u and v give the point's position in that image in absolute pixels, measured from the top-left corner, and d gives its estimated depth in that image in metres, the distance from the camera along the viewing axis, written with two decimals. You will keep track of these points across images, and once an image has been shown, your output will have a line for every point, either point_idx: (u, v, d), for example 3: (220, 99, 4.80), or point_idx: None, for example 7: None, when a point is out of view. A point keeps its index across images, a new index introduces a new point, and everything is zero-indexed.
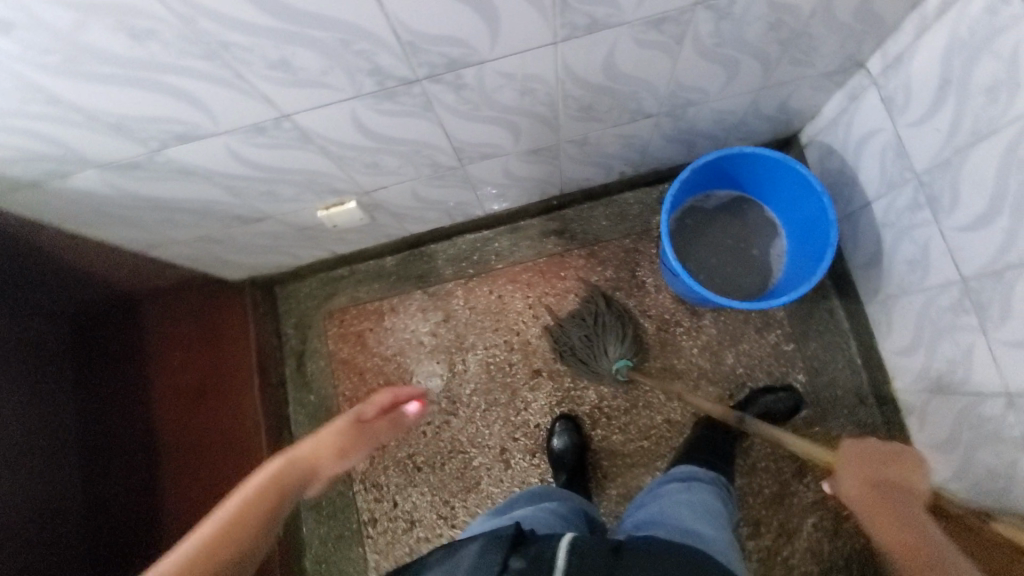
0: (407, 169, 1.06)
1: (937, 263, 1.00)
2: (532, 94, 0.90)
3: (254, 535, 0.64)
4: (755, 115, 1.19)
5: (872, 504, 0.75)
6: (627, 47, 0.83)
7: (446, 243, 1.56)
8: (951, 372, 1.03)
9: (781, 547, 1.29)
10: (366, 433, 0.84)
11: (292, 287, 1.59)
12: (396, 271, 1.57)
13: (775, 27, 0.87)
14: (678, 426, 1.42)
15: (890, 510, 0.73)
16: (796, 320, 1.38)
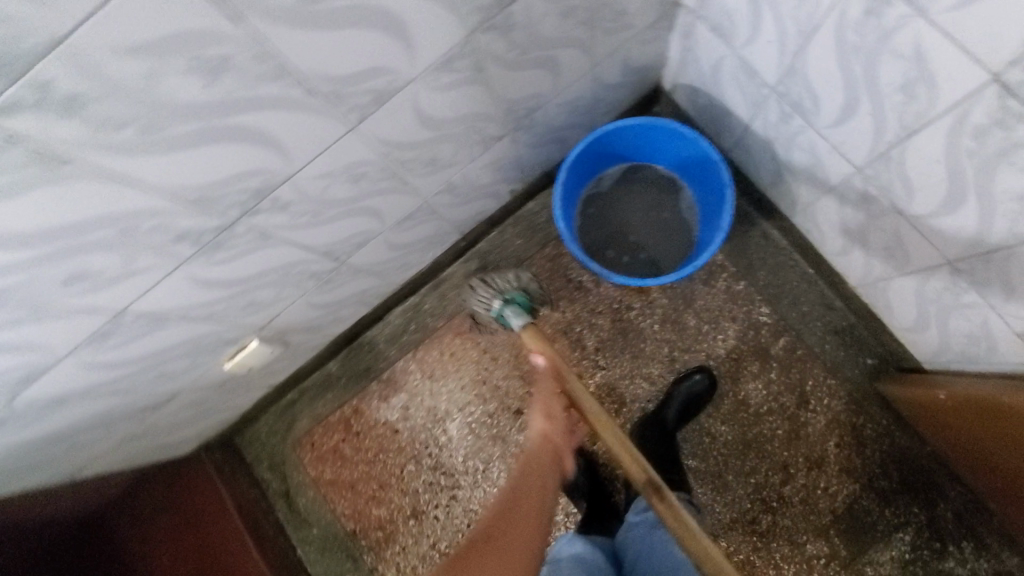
0: (288, 291, 0.99)
1: (830, 162, 0.97)
2: (366, 177, 0.85)
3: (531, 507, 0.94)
4: (606, 87, 1.16)
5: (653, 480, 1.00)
6: (433, 98, 0.79)
7: (379, 324, 1.50)
8: (891, 256, 1.00)
9: (817, 479, 1.25)
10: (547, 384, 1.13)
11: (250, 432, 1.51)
12: (344, 373, 1.50)
13: (570, 14, 0.83)
14: None
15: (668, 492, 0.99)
16: (737, 256, 1.34)
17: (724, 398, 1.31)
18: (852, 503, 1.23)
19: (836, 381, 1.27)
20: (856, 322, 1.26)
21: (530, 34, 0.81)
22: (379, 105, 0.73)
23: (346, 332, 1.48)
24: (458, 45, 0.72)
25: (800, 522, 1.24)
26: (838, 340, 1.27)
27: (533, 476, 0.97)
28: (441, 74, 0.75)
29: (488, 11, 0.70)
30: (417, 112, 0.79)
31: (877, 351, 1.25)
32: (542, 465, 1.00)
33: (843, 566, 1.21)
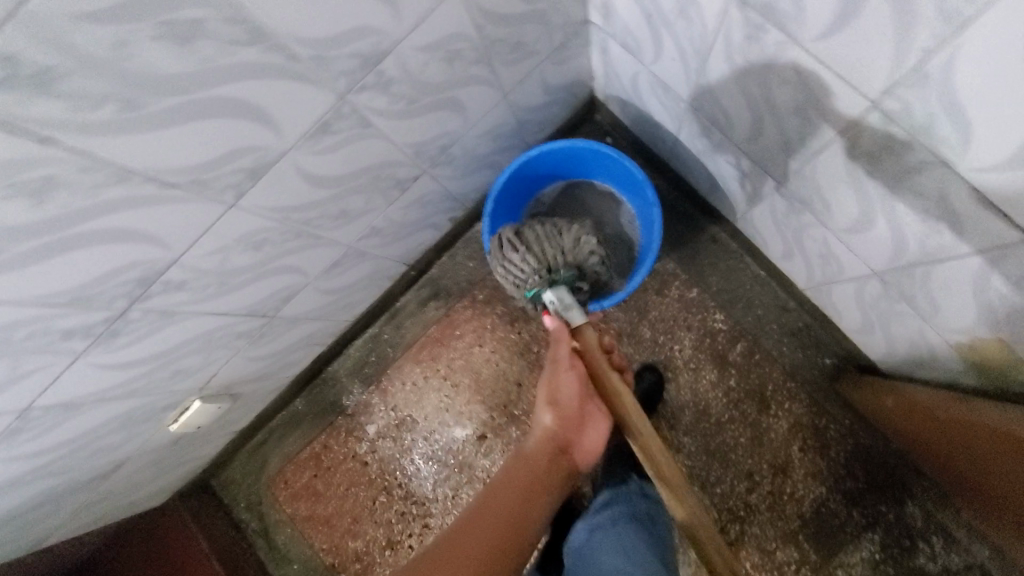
0: (217, 353, 0.99)
1: (753, 173, 0.94)
2: (268, 241, 0.84)
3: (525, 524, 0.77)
4: (530, 107, 1.12)
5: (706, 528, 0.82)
6: (320, 161, 0.77)
7: (339, 357, 1.49)
8: (828, 264, 0.96)
9: (783, 485, 1.22)
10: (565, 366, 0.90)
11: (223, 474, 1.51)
12: (309, 410, 1.49)
13: (458, 56, 0.80)
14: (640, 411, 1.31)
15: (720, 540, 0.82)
16: (688, 264, 1.31)
17: (685, 409, 1.27)
18: (819, 506, 1.20)
19: (796, 384, 1.23)
20: (812, 322, 1.23)
21: (417, 83, 0.78)
22: (258, 179, 0.71)
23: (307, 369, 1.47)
24: (331, 111, 0.70)
25: (768, 530, 1.21)
26: (795, 341, 1.24)
27: (521, 485, 0.80)
28: (321, 139, 0.73)
29: (355, 75, 0.68)
30: (306, 176, 0.77)
31: (836, 351, 1.21)
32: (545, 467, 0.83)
33: (814, 571, 1.19)
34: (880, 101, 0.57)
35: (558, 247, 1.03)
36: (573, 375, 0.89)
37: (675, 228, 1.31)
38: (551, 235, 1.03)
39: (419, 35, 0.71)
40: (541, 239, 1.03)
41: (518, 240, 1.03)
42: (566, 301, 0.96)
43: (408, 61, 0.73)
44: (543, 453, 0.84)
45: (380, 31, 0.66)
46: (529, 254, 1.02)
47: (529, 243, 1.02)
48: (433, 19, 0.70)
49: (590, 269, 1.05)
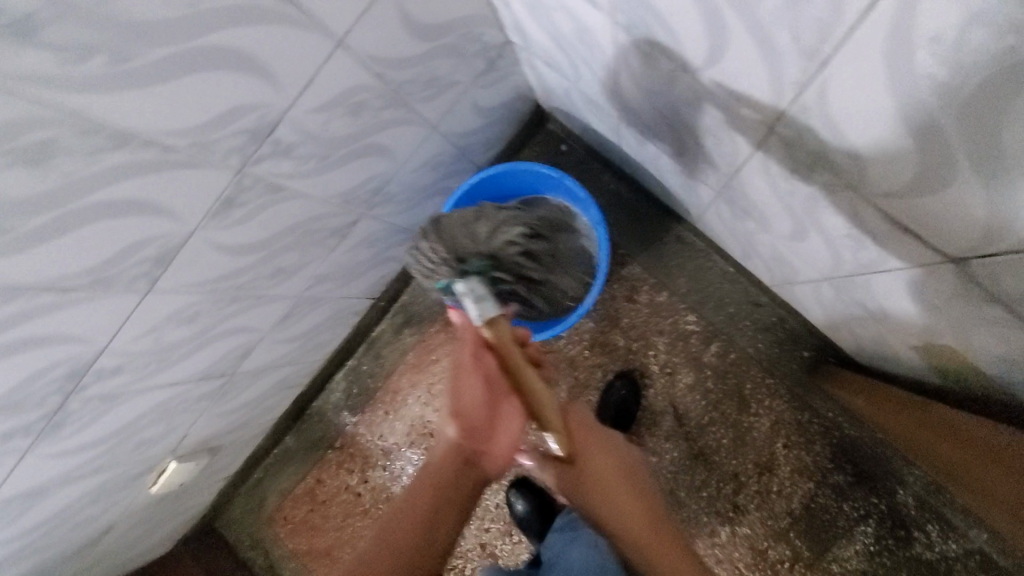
0: (180, 419, 1.00)
1: (692, 182, 0.90)
2: (203, 314, 0.84)
3: (422, 541, 0.66)
4: (468, 130, 1.10)
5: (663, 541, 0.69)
6: (234, 233, 0.76)
7: (324, 392, 1.48)
8: (782, 266, 0.92)
9: (770, 484, 1.19)
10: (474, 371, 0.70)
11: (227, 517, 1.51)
12: (299, 446, 1.49)
13: (363, 106, 0.79)
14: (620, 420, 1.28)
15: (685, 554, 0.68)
16: (653, 267, 1.27)
17: (664, 415, 1.25)
18: (809, 502, 1.17)
19: (775, 380, 1.19)
20: (786, 315, 1.18)
21: (322, 140, 0.76)
22: (168, 264, 0.71)
23: (295, 407, 1.46)
24: (230, 186, 0.69)
25: (758, 529, 1.19)
26: (770, 336, 1.19)
27: (424, 505, 0.68)
28: (227, 213, 0.72)
29: (246, 149, 0.67)
30: (223, 248, 0.76)
31: (813, 342, 1.16)
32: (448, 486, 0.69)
33: (808, 568, 1.17)
34: (775, 123, 0.53)
35: (478, 237, 0.99)
36: (477, 383, 0.69)
37: (638, 231, 1.27)
38: (474, 221, 1.01)
39: (310, 99, 0.69)
40: (463, 225, 0.99)
41: (439, 227, 0.99)
42: (476, 289, 0.75)
43: (304, 124, 0.72)
44: (446, 468, 0.70)
45: (261, 104, 0.64)
46: (449, 240, 0.98)
47: (448, 230, 0.98)
48: (320, 80, 0.69)
49: (508, 260, 1.01)
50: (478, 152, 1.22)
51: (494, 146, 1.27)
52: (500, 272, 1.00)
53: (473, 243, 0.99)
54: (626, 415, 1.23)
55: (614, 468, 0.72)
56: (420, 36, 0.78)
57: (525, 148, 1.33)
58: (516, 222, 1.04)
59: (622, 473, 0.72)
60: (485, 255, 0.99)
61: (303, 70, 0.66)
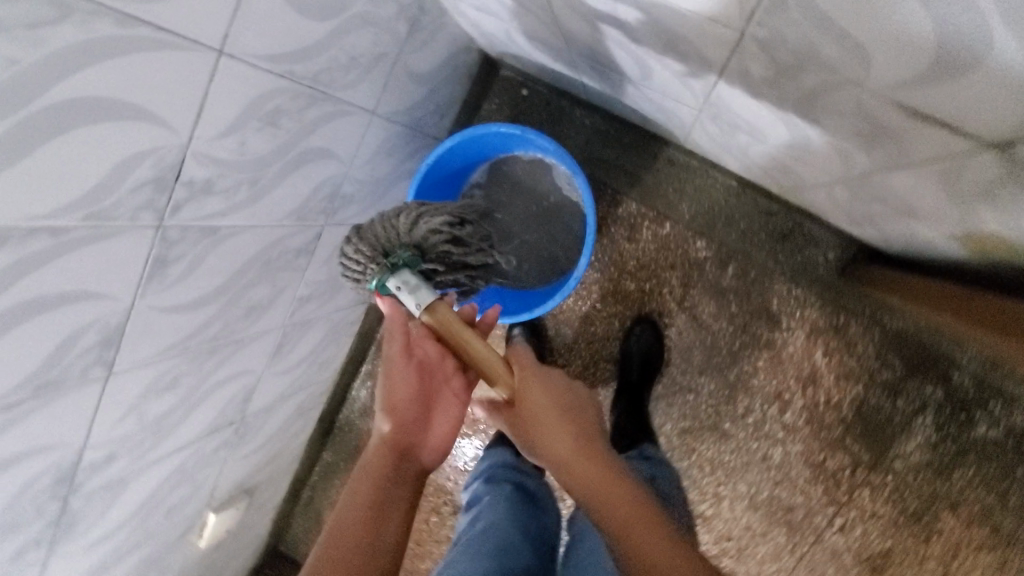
0: (202, 475, 0.97)
1: (668, 103, 0.79)
2: (185, 376, 0.79)
3: (376, 543, 0.59)
4: (413, 102, 0.99)
5: (601, 472, 0.62)
6: (184, 290, 0.69)
7: (347, 402, 1.42)
8: (789, 174, 0.82)
9: (816, 396, 1.13)
10: (404, 358, 0.68)
11: (286, 541, 1.49)
12: (339, 458, 1.44)
13: (279, 113, 0.69)
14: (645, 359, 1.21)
15: (622, 485, 0.61)
16: (649, 198, 1.16)
17: (693, 350, 1.18)
18: (860, 406, 1.11)
19: (803, 289, 1.11)
20: (803, 221, 1.09)
21: (247, 164, 0.68)
22: (120, 341, 0.65)
23: (323, 420, 1.41)
24: (157, 245, 0.62)
25: (812, 443, 1.15)
26: (790, 245, 1.10)
27: (370, 504, 0.60)
28: (166, 271, 0.65)
29: (160, 200, 0.59)
30: (177, 308, 0.70)
31: (836, 242, 1.08)
32: (392, 478, 0.63)
33: (870, 470, 1.12)
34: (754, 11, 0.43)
35: (399, 227, 0.85)
36: (412, 370, 0.68)
37: (624, 164, 1.16)
38: (393, 213, 0.87)
39: (211, 123, 0.60)
40: (383, 220, 0.86)
41: (354, 231, 0.85)
42: (410, 282, 0.76)
43: (218, 153, 0.63)
44: (388, 461, 0.64)
45: (156, 145, 0.56)
46: (366, 237, 0.83)
47: (365, 228, 0.84)
48: (215, 99, 0.59)
49: (436, 249, 0.86)
50: (433, 121, 1.10)
51: (450, 109, 1.15)
52: (431, 265, 0.85)
53: (404, 239, 0.84)
54: (650, 364, 1.16)
55: (558, 408, 0.69)
56: (324, 18, 0.67)
57: (485, 103, 1.21)
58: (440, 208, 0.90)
59: (564, 415, 0.68)
60: (410, 247, 0.84)
61: (189, 92, 0.56)
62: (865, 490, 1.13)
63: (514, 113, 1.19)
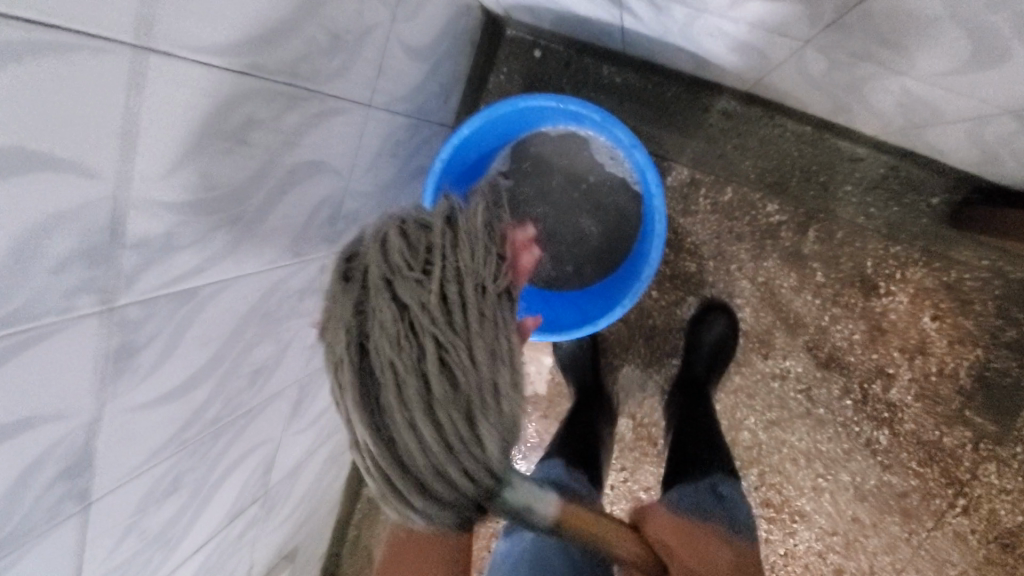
0: (227, 563, 0.82)
1: (754, 38, 0.61)
2: (189, 471, 0.63)
3: None
4: (413, 85, 0.80)
5: None
6: (164, 379, 0.52)
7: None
8: (913, 109, 0.64)
9: (928, 366, 0.96)
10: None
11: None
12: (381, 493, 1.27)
13: (250, 124, 0.50)
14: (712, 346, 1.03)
15: None
16: (705, 162, 0.98)
17: (773, 331, 1.01)
18: (982, 372, 0.94)
19: (904, 245, 0.94)
20: (896, 163, 0.91)
21: (222, 201, 0.50)
22: (93, 464, 0.48)
23: (357, 456, 1.25)
24: (112, 335, 0.44)
25: (926, 421, 0.97)
26: (884, 195, 0.93)
27: None
28: (135, 365, 0.48)
29: (99, 275, 0.41)
30: (162, 400, 0.53)
31: (940, 183, 0.90)
32: None
33: (996, 444, 0.95)
34: None
35: (455, 477, 0.49)
36: None
37: (670, 125, 0.98)
38: (435, 442, 0.48)
39: (150, 152, 0.42)
40: (418, 447, 0.48)
41: (377, 446, 0.49)
42: None
43: (170, 193, 0.45)
44: None
45: (74, 201, 0.38)
46: (420, 505, 0.49)
47: (398, 461, 0.49)
48: (148, 117, 0.41)
49: None
50: (438, 105, 0.92)
51: (455, 87, 0.96)
52: None
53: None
54: (721, 358, 0.98)
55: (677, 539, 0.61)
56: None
57: (493, 73, 1.02)
58: (504, 418, 0.50)
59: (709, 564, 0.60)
60: None
61: (104, 113, 0.38)
62: (990, 468, 0.95)
63: (530, 81, 1.00)
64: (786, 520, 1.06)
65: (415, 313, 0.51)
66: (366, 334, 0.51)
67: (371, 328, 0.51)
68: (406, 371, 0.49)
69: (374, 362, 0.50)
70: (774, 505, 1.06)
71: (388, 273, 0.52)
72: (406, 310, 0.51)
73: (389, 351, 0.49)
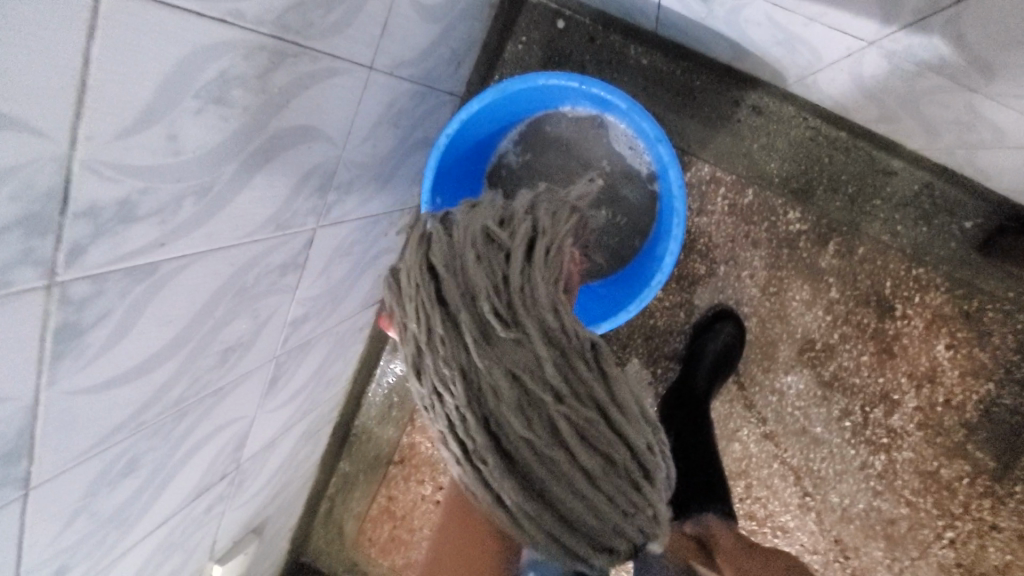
0: (186, 541, 0.77)
1: (814, 22, 0.55)
2: (146, 450, 0.58)
3: None
4: (423, 48, 0.73)
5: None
6: (116, 359, 0.47)
7: (363, 405, 1.22)
8: (974, 127, 0.59)
9: (936, 395, 0.91)
10: None
11: (305, 559, 1.28)
12: (356, 469, 1.23)
13: (230, 81, 0.44)
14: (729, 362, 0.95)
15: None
16: (728, 160, 0.92)
17: (779, 344, 0.95)
18: (989, 407, 0.90)
19: (927, 268, 0.88)
20: (931, 181, 0.85)
21: (188, 165, 0.44)
22: (34, 449, 0.44)
23: (334, 431, 1.20)
24: (54, 314, 0.39)
25: (925, 451, 0.93)
26: (913, 214, 0.87)
27: None
28: (82, 346, 0.43)
29: (41, 247, 0.36)
30: (110, 380, 0.48)
31: (974, 207, 0.85)
32: None
33: (994, 480, 0.92)
34: None
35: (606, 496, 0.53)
36: None
37: (695, 117, 0.91)
38: (575, 470, 0.53)
39: (107, 107, 0.36)
40: (576, 490, 0.53)
41: (531, 495, 0.52)
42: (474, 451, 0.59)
43: (127, 157, 0.39)
44: None
45: (15, 157, 0.32)
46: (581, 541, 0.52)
47: (558, 511, 0.52)
48: (107, 66, 0.35)
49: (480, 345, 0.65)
50: (449, 72, 0.84)
51: (468, 53, 0.89)
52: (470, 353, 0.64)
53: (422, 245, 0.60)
54: (725, 367, 0.92)
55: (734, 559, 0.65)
56: None
57: (510, 42, 0.94)
58: (627, 424, 0.56)
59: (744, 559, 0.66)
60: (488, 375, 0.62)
61: (52, 58, 0.31)
62: (985, 503, 0.92)
63: (549, 54, 0.93)
64: (767, 533, 1.00)
65: (517, 358, 0.56)
66: (481, 398, 0.55)
67: (482, 394, 0.55)
68: (533, 416, 0.54)
69: (501, 428, 0.54)
70: (757, 518, 1.00)
71: (500, 311, 0.58)
72: (512, 359, 0.56)
73: (511, 403, 0.54)
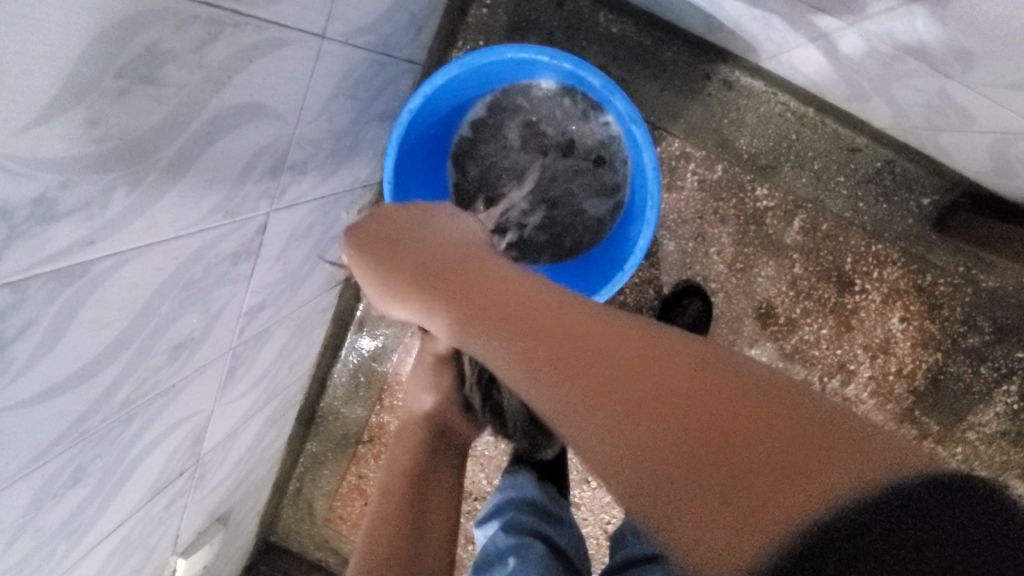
0: (145, 539, 0.74)
1: None
2: (96, 452, 0.54)
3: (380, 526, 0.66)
4: (381, 12, 0.67)
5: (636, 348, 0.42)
6: (46, 370, 0.43)
7: (329, 385, 1.18)
8: (943, 110, 0.60)
9: (892, 366, 0.92)
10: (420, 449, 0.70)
11: (274, 539, 1.26)
12: (324, 449, 1.21)
13: (161, 56, 0.39)
14: (734, 307, 0.94)
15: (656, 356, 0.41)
16: (698, 134, 0.90)
17: (744, 321, 0.94)
18: (936, 376, 0.92)
19: (886, 244, 0.90)
20: (893, 158, 0.87)
21: (115, 156, 0.40)
22: None
23: (300, 411, 1.17)
24: None
25: (876, 416, 0.94)
26: (875, 190, 0.88)
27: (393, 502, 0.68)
28: (7, 358, 0.39)
29: None
30: (46, 388, 0.44)
31: (933, 183, 0.87)
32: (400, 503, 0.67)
33: (937, 442, 0.93)
34: None
35: None
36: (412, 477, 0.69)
37: (665, 89, 0.89)
38: None
39: (13, 94, 0.31)
40: None
41: None
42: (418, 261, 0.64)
43: (37, 150, 0.34)
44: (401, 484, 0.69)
45: None
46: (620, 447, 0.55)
47: None
48: (14, 45, 0.30)
49: None
50: (408, 39, 0.79)
51: (429, 19, 0.83)
52: None
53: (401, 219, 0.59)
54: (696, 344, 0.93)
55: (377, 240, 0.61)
56: None
57: (474, 6, 0.89)
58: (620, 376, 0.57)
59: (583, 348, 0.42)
60: None
61: None
62: None
63: (515, 20, 0.88)
64: None
65: None
66: None
67: None
68: None
69: None
70: None
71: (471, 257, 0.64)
72: None
73: None
